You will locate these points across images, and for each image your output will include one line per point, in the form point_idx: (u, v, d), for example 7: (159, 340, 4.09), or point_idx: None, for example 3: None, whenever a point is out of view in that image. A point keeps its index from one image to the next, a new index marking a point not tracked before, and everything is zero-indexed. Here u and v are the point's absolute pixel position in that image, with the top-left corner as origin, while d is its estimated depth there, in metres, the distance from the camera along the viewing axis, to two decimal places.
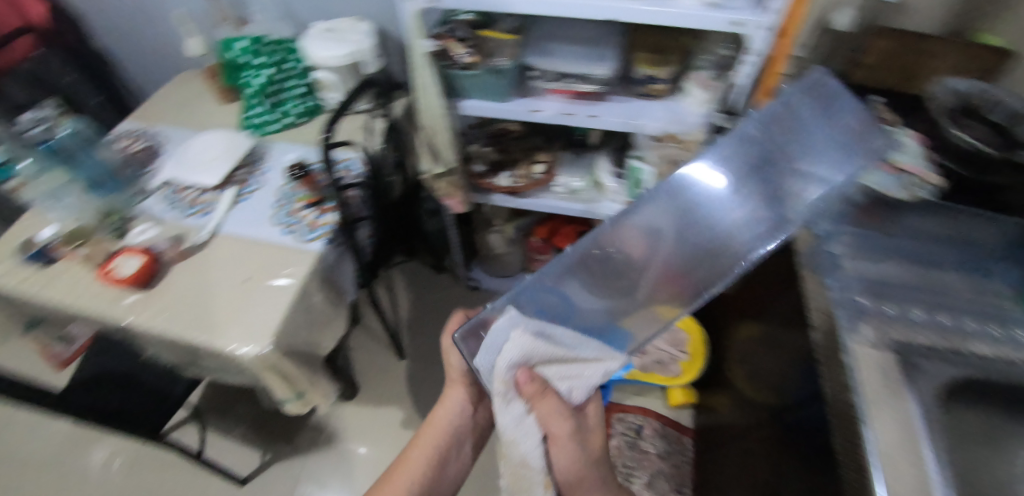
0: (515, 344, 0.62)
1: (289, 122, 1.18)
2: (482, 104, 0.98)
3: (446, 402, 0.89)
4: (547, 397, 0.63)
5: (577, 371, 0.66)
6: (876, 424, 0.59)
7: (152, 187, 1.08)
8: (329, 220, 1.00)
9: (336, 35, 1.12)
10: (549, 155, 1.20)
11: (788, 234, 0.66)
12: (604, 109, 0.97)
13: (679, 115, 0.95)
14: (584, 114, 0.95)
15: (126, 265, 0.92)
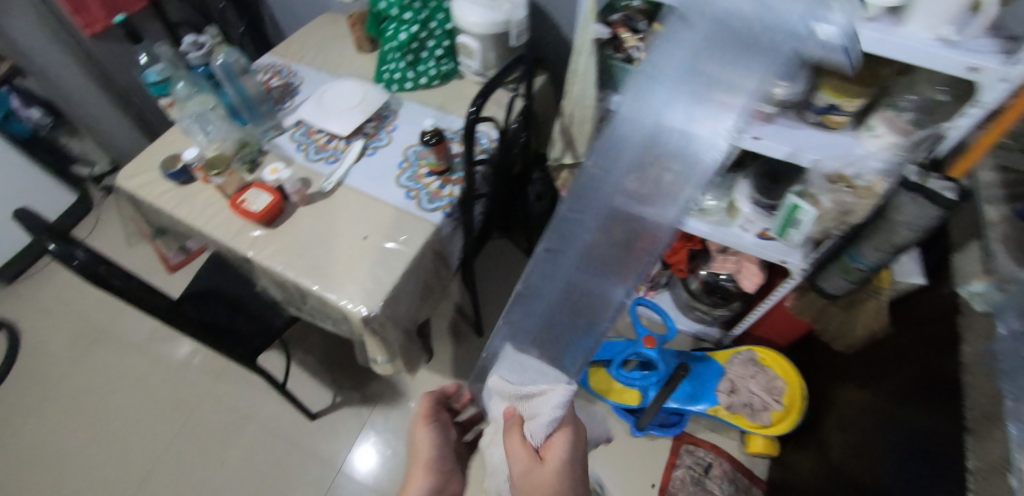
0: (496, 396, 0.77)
1: (421, 83, 1.15)
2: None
3: (424, 428, 0.85)
4: (512, 438, 0.67)
5: (536, 403, 0.70)
6: None
7: (286, 124, 1.09)
8: (453, 193, 0.97)
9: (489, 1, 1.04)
10: None
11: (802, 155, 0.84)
12: (770, 133, 0.88)
13: (853, 153, 0.82)
14: (748, 134, 0.87)
15: (257, 201, 0.93)
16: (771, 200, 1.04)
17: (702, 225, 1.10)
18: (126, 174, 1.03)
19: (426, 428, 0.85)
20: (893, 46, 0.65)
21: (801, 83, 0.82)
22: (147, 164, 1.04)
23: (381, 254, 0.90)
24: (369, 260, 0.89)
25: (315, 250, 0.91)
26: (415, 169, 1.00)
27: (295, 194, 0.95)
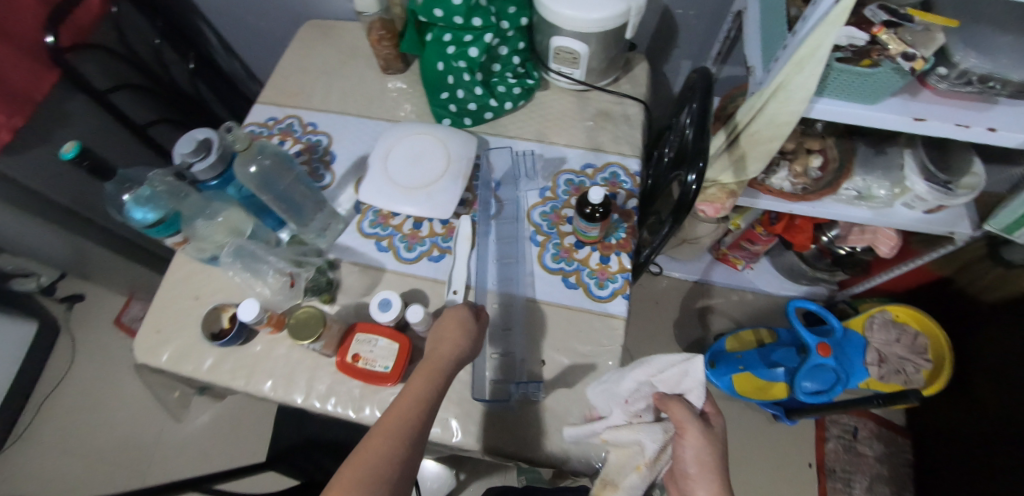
0: (621, 378, 0.62)
1: (506, 108, 0.87)
2: (844, 109, 0.73)
3: (447, 338, 0.61)
4: (681, 407, 0.58)
5: (676, 376, 0.60)
6: None
7: (345, 214, 0.80)
8: (621, 267, 0.75)
9: None
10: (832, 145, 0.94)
11: (921, 99, 0.75)
12: (999, 116, 0.73)
13: None
14: (981, 127, 0.72)
15: (377, 353, 0.67)
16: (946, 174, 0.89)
17: (860, 211, 0.96)
18: (146, 347, 0.72)
19: (450, 342, 0.60)
20: None
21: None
22: (170, 326, 0.73)
23: (572, 381, 0.68)
24: (563, 405, 0.66)
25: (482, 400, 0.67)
26: (557, 242, 0.77)
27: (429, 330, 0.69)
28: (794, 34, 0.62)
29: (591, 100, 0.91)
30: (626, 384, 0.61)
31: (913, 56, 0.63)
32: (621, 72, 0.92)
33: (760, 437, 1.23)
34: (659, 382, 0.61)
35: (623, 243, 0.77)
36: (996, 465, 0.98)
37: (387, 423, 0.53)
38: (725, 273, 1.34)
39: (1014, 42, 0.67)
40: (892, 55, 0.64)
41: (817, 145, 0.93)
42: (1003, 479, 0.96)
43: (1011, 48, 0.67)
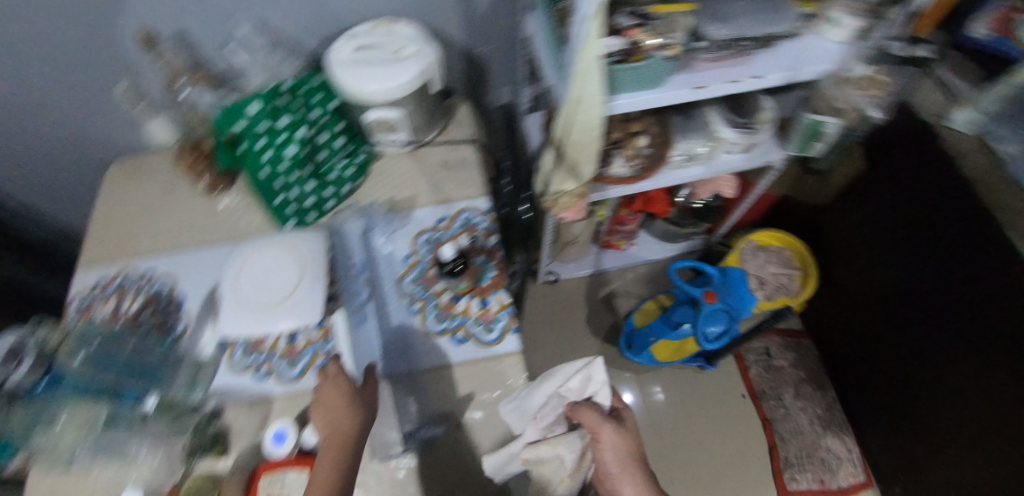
0: (530, 396, 0.72)
1: (348, 188, 0.92)
2: (640, 97, 0.83)
3: (335, 411, 0.62)
4: (591, 409, 0.73)
5: (580, 387, 0.75)
6: None
7: (207, 357, 0.75)
8: (500, 304, 0.80)
9: (385, 57, 0.83)
10: (651, 123, 1.04)
11: (696, 69, 0.86)
12: (759, 64, 0.87)
13: (825, 53, 0.88)
14: (748, 77, 0.86)
15: (292, 487, 0.64)
16: (742, 117, 1.03)
17: (694, 171, 1.09)
18: None
19: (341, 413, 0.62)
20: None
21: (787, 11, 0.81)
22: None
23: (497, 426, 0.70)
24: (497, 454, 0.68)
25: (415, 483, 0.68)
26: (435, 303, 0.81)
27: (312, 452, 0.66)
28: (569, 53, 0.70)
29: (427, 156, 0.95)
30: (541, 399, 0.72)
31: (666, 44, 0.73)
32: (446, 120, 0.98)
33: (697, 387, 1.33)
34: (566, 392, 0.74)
35: (494, 282, 0.82)
36: (855, 328, 1.21)
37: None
38: (615, 258, 1.40)
39: (743, 6, 0.79)
40: (647, 45, 0.73)
41: (638, 126, 1.03)
42: (861, 336, 1.19)
43: (745, 14, 0.79)
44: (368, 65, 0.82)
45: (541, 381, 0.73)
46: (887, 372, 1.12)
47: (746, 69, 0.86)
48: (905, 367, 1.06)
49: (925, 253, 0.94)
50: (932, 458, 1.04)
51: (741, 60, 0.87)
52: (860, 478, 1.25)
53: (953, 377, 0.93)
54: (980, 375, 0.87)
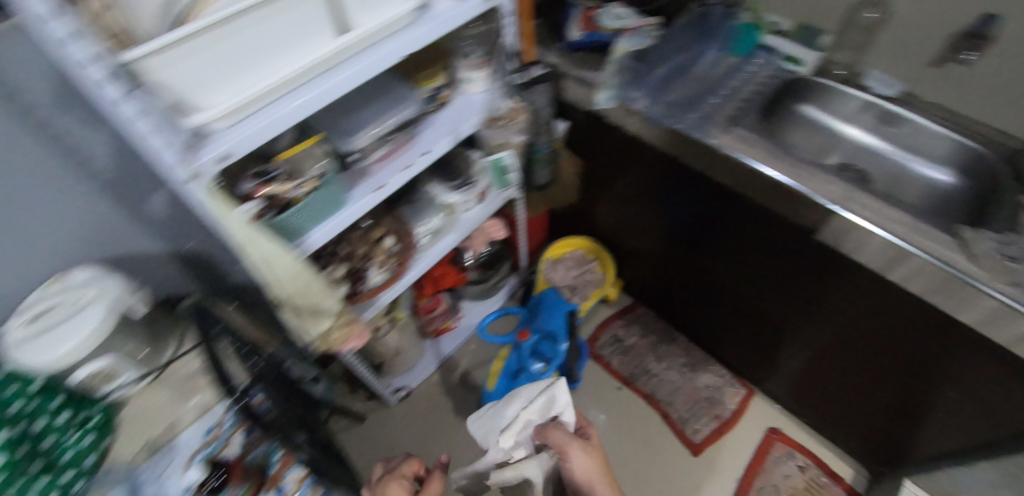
0: (505, 410, 0.82)
1: (91, 462, 0.75)
2: (329, 225, 0.86)
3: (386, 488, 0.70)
4: (558, 430, 0.75)
5: (546, 405, 0.79)
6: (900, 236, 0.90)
7: None
8: (300, 479, 0.73)
9: (64, 313, 0.77)
10: (386, 224, 1.10)
11: (372, 172, 0.91)
12: (426, 140, 0.95)
13: (472, 105, 0.99)
14: (418, 156, 0.93)
15: None
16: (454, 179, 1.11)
17: (449, 239, 1.14)
18: None
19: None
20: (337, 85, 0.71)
21: (412, 97, 0.92)
22: None
23: None
24: None
25: None
26: None
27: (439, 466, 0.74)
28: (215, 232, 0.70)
29: (179, 371, 0.87)
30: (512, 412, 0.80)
31: (300, 183, 0.78)
32: (178, 328, 0.92)
33: (579, 402, 1.39)
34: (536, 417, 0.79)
35: (284, 462, 0.75)
36: (658, 270, 1.38)
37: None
38: (450, 338, 1.42)
39: (371, 110, 0.88)
40: (284, 193, 0.75)
41: (379, 232, 1.09)
42: (667, 274, 1.36)
43: (374, 115, 0.88)
44: (48, 330, 0.75)
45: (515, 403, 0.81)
46: (704, 291, 1.31)
47: (414, 150, 0.94)
48: (714, 277, 1.25)
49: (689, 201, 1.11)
50: (775, 331, 1.23)
51: (408, 144, 0.95)
52: (741, 392, 1.40)
53: (758, 274, 1.13)
54: (775, 262, 1.08)
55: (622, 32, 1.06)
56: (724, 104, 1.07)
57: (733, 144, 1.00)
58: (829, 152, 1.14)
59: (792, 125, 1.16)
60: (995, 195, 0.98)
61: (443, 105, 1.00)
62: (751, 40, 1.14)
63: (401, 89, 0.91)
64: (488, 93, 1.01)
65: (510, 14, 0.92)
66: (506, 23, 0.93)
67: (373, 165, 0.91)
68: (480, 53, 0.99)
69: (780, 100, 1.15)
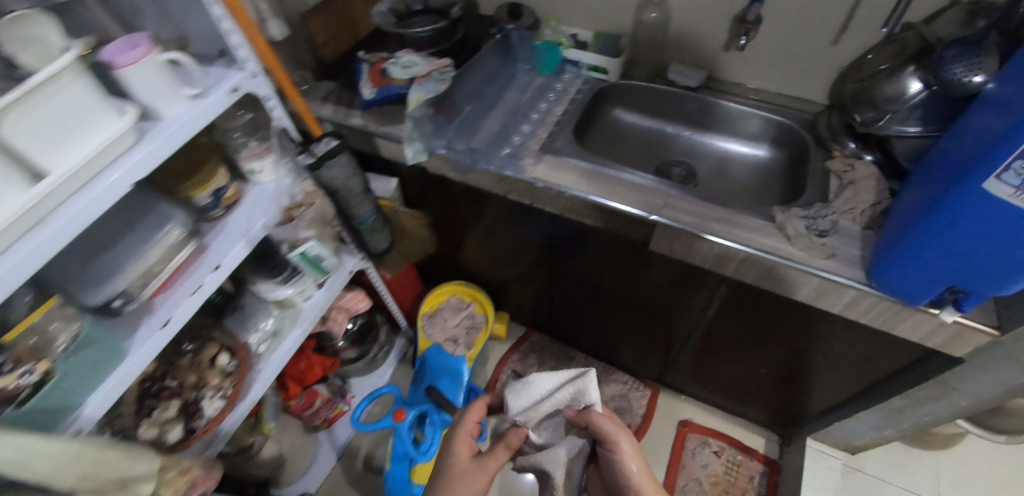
0: (540, 386, 0.85)
1: None
2: (107, 388, 0.71)
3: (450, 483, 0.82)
4: (602, 418, 0.80)
5: (576, 398, 0.83)
6: (731, 226, 0.86)
7: None
8: None
9: None
10: (216, 341, 1.00)
11: (155, 305, 0.79)
12: (216, 251, 0.85)
13: (266, 199, 0.91)
14: (209, 273, 0.83)
15: None
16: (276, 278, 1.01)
17: (292, 336, 1.04)
18: None
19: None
20: (55, 237, 0.58)
21: (178, 214, 0.82)
22: None
23: None
24: None
25: None
26: None
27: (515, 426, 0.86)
28: None
29: None
30: (545, 394, 0.84)
31: (33, 368, 0.62)
32: None
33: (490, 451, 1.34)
34: (573, 393, 0.83)
35: None
36: (538, 292, 1.34)
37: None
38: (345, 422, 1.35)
39: (129, 242, 0.77)
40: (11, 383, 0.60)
41: (212, 350, 1.00)
42: (548, 294, 1.32)
43: (131, 247, 0.76)
44: None
45: (554, 374, 0.85)
46: (586, 307, 1.29)
47: (203, 266, 0.83)
48: (589, 294, 1.21)
49: (531, 228, 1.07)
50: (660, 334, 1.22)
51: (196, 261, 0.84)
52: (647, 393, 1.42)
53: (619, 283, 1.10)
54: (624, 269, 1.05)
55: (414, 80, 0.99)
56: (533, 132, 1.02)
57: (545, 173, 0.95)
58: (653, 151, 1.13)
59: (613, 133, 1.15)
60: (803, 165, 1.00)
61: (231, 207, 0.90)
62: (554, 56, 1.12)
63: (165, 210, 0.81)
64: (282, 180, 0.93)
65: (268, 97, 0.82)
66: (270, 105, 0.84)
67: (154, 298, 0.79)
68: (257, 141, 0.89)
69: (596, 110, 1.13)
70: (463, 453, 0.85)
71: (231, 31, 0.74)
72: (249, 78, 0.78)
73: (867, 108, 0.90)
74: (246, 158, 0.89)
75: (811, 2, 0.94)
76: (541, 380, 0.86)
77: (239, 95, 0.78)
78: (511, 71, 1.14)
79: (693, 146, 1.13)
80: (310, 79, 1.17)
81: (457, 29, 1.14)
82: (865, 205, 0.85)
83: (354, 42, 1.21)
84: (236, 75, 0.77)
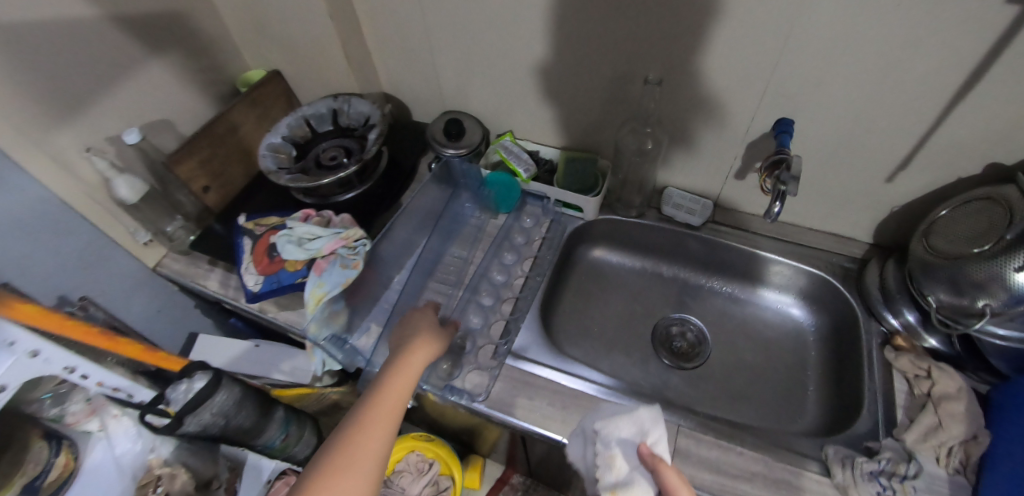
0: (606, 414, 0.57)
1: None
2: None
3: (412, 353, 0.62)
4: (675, 471, 0.50)
5: (653, 436, 0.54)
6: (765, 485, 0.60)
7: None
8: None
9: None
10: None
11: None
12: None
13: (107, 475, 0.64)
14: None
15: None
16: None
17: None
18: None
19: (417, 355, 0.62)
20: None
21: None
22: None
23: None
24: None
25: None
26: None
27: (448, 318, 0.73)
28: None
29: None
30: (627, 425, 0.54)
31: None
32: None
33: None
34: (649, 432, 0.54)
35: None
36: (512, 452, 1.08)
37: (366, 433, 0.52)
38: None
39: None
40: None
41: None
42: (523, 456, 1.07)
43: None
44: None
45: (634, 405, 0.56)
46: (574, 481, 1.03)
47: None
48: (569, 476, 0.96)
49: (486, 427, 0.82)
50: None
51: None
52: None
53: None
54: None
55: (315, 263, 0.72)
56: (484, 323, 0.75)
57: (505, 396, 0.68)
58: (647, 305, 0.86)
59: (596, 282, 0.88)
60: (849, 344, 0.74)
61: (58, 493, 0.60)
62: (512, 192, 0.84)
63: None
64: (133, 441, 0.66)
65: (68, 369, 0.55)
66: (72, 376, 0.56)
67: None
68: (81, 402, 0.63)
69: (570, 258, 0.87)
70: (429, 321, 0.69)
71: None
72: (26, 361, 0.51)
73: (944, 287, 0.63)
74: (70, 426, 0.63)
75: (856, 133, 0.68)
76: (603, 407, 0.58)
77: (4, 394, 0.50)
78: (457, 209, 0.87)
79: (697, 296, 0.87)
80: (195, 236, 0.89)
81: (380, 160, 0.86)
82: (952, 444, 0.59)
83: (252, 177, 0.93)
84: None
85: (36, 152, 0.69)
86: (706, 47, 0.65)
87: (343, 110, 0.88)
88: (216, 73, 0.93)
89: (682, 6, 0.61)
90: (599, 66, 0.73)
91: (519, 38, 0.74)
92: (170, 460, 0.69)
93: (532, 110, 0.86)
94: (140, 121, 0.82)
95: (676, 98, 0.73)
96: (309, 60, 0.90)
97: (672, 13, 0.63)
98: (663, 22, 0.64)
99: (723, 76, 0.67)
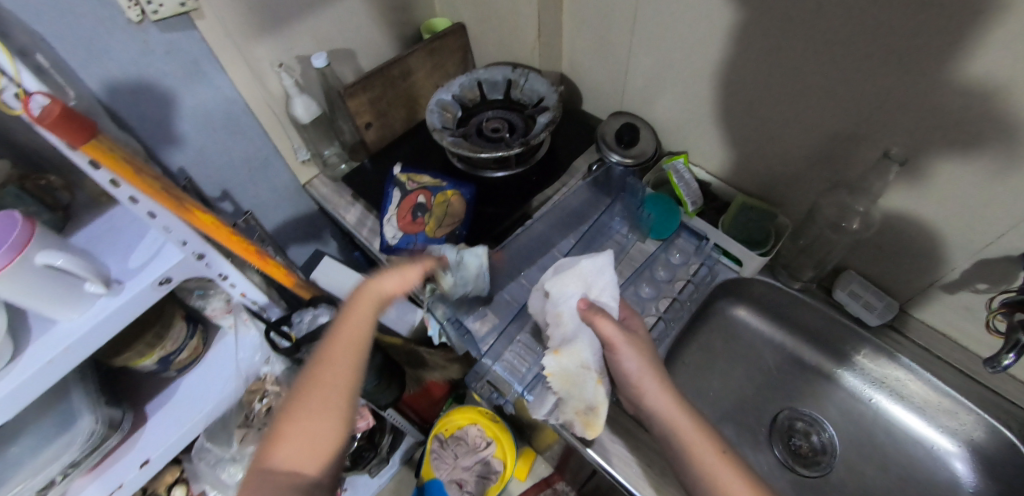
0: (558, 274, 0.61)
1: None
2: None
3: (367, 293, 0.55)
4: (609, 320, 0.54)
5: (596, 289, 0.59)
6: None
7: None
8: None
9: None
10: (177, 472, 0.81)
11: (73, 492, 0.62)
12: (151, 436, 0.66)
13: (227, 368, 0.72)
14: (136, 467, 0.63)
15: None
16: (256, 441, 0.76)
17: None
18: None
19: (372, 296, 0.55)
20: None
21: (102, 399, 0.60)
22: None
23: None
24: None
25: None
26: None
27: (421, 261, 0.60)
28: None
29: None
30: (572, 283, 0.59)
31: None
32: None
33: None
34: (593, 289, 0.59)
35: None
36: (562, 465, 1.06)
37: (324, 374, 0.50)
38: None
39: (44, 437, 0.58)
40: None
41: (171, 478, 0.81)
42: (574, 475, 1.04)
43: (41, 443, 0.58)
44: None
45: (580, 258, 0.61)
46: None
47: (133, 457, 0.64)
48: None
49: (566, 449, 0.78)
50: None
51: (123, 446, 0.65)
52: None
53: None
54: None
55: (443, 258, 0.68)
56: None
57: (607, 439, 0.62)
58: (774, 386, 0.77)
59: (721, 343, 0.80)
60: None
61: (187, 367, 0.70)
62: (670, 222, 0.76)
63: (82, 396, 0.61)
64: (253, 350, 0.74)
65: (221, 275, 0.61)
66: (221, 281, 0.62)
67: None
68: (222, 298, 0.71)
69: (705, 309, 0.79)
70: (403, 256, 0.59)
71: (157, 211, 0.51)
72: (192, 260, 0.56)
73: None
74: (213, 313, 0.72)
75: None
76: (556, 267, 0.62)
77: (172, 284, 0.56)
78: (605, 219, 0.79)
79: (838, 400, 0.75)
80: (347, 166, 0.91)
81: (539, 148, 0.84)
82: None
83: (411, 125, 0.92)
84: (170, 259, 0.55)
85: (238, 55, 0.72)
86: (979, 150, 0.51)
87: (517, 84, 0.84)
88: (408, 15, 0.92)
89: (975, 92, 0.48)
90: (824, 121, 0.62)
91: (740, 65, 0.64)
92: (280, 380, 0.75)
93: (719, 139, 0.76)
94: (330, 47, 0.83)
95: (913, 186, 0.59)
96: (499, 22, 0.86)
97: (961, 97, 0.49)
98: (934, 103, 0.51)
99: (997, 186, 0.52)
